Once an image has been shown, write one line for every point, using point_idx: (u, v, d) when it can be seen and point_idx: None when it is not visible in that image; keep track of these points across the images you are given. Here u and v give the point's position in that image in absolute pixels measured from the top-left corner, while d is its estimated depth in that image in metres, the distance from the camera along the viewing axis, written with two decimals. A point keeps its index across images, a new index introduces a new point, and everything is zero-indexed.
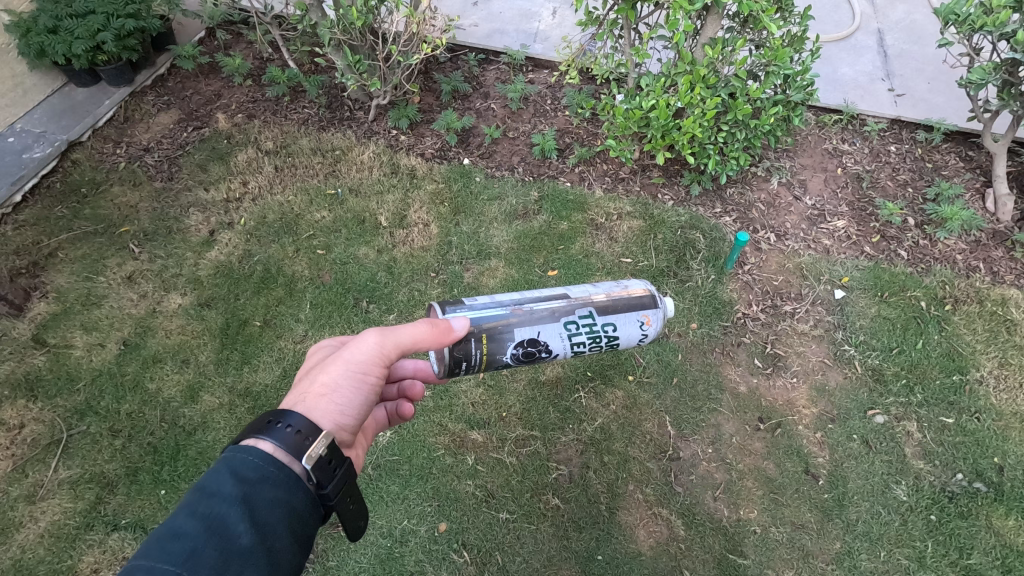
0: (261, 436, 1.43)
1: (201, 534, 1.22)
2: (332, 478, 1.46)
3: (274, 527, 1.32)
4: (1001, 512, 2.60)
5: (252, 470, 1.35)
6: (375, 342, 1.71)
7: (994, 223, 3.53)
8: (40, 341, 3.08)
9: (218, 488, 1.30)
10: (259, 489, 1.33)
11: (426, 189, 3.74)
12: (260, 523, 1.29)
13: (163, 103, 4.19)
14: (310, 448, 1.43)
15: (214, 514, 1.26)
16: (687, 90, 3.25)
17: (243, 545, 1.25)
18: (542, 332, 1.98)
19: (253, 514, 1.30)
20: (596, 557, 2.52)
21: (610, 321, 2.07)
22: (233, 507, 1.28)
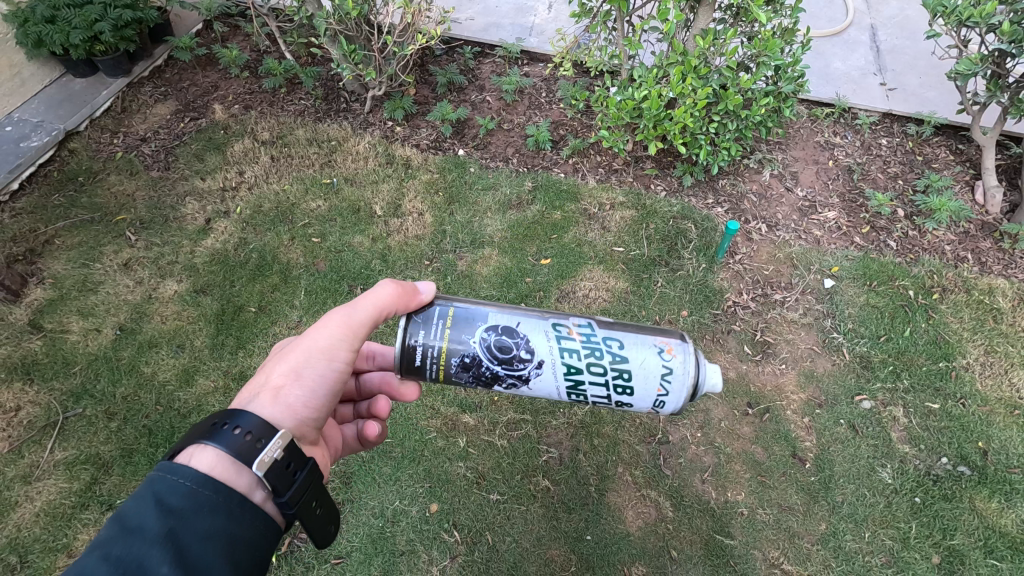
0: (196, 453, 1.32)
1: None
2: (290, 485, 1.38)
3: (209, 561, 1.18)
4: (984, 494, 2.64)
5: (180, 498, 1.23)
6: (346, 322, 1.68)
7: (982, 214, 3.57)
8: (36, 326, 3.10)
9: (139, 523, 1.16)
10: (190, 518, 1.21)
11: (421, 178, 3.77)
12: (190, 555, 1.16)
13: (160, 93, 4.22)
14: (264, 453, 1.36)
15: (130, 554, 1.11)
16: (678, 80, 3.28)
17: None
18: (521, 324, 1.69)
19: (181, 549, 1.16)
20: (585, 537, 2.55)
21: (615, 337, 1.69)
22: (154, 545, 1.14)
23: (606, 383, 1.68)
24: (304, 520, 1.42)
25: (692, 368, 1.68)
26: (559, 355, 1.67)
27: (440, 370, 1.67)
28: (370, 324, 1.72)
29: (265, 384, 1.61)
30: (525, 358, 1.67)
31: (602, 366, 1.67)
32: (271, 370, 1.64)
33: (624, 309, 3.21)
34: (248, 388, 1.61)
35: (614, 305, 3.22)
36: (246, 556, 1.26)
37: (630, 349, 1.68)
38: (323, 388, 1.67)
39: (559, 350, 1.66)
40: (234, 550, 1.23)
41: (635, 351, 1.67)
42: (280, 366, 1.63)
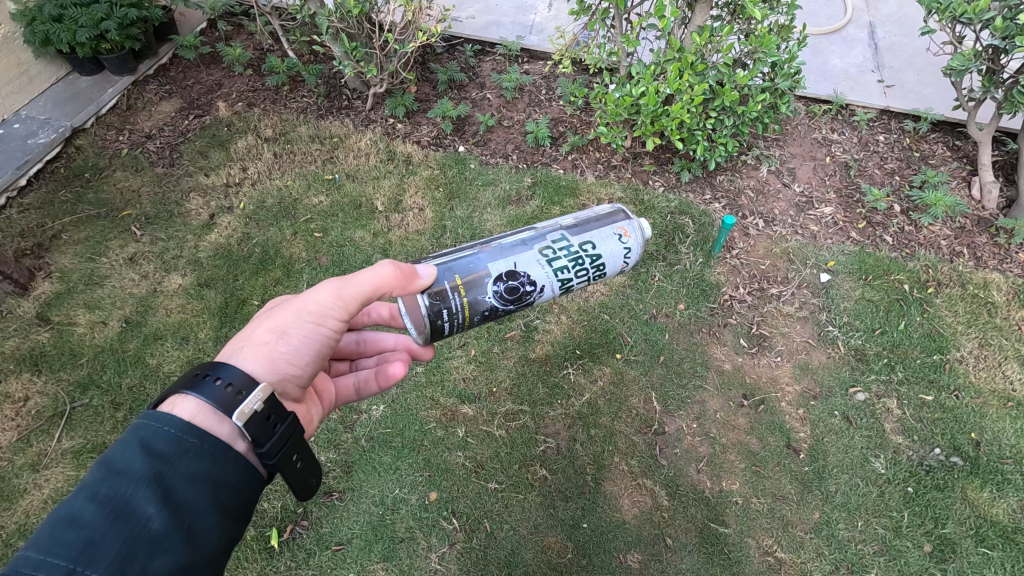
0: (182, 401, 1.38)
1: (102, 520, 1.16)
2: (270, 436, 1.45)
3: (193, 504, 1.28)
4: (976, 484, 2.67)
5: (165, 444, 1.30)
6: (336, 292, 1.66)
7: (978, 209, 3.60)
8: (44, 318, 3.16)
9: (126, 465, 1.25)
10: (176, 462, 1.29)
11: (421, 174, 3.82)
12: (174, 498, 1.26)
13: (165, 91, 4.28)
14: (244, 404, 1.41)
15: (118, 496, 1.20)
16: (675, 77, 3.32)
17: (151, 528, 1.20)
18: (519, 263, 1.86)
19: (165, 492, 1.25)
20: (582, 525, 2.60)
21: (588, 240, 1.99)
22: (140, 486, 1.23)
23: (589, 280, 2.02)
24: (284, 468, 1.51)
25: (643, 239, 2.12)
26: (558, 274, 1.92)
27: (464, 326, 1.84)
28: (363, 299, 1.69)
29: (253, 339, 1.64)
30: (530, 286, 1.88)
31: (587, 267, 1.98)
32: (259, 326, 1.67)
33: (621, 303, 3.25)
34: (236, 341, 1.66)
35: (612, 299, 3.26)
36: (229, 499, 1.36)
37: (601, 247, 2.00)
38: (308, 348, 1.70)
39: (557, 270, 1.91)
40: (215, 493, 1.33)
41: (609, 246, 2.02)
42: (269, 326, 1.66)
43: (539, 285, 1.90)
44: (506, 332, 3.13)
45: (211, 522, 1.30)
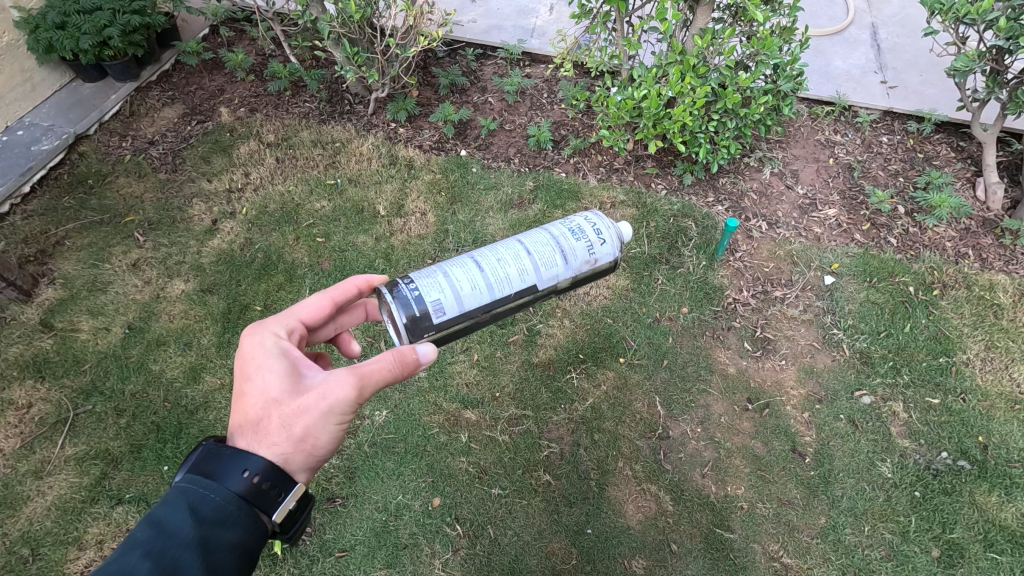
0: (220, 475, 1.37)
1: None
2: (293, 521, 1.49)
3: (227, 569, 1.30)
4: (984, 488, 2.65)
5: (210, 512, 1.32)
6: (354, 389, 1.49)
7: (983, 210, 3.57)
8: (47, 325, 3.17)
9: (176, 527, 1.27)
10: (219, 531, 1.31)
11: (423, 179, 3.82)
12: (214, 567, 1.28)
13: (168, 97, 4.29)
14: (280, 501, 1.42)
15: (168, 557, 1.23)
16: (677, 80, 3.31)
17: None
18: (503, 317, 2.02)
19: (208, 557, 1.27)
20: (586, 531, 2.58)
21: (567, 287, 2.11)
22: (187, 551, 1.25)
23: None
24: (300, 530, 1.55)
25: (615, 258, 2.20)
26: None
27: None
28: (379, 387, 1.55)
29: (273, 437, 1.47)
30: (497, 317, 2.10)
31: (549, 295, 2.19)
32: (276, 420, 1.48)
33: (624, 306, 3.24)
34: (253, 438, 1.47)
35: (615, 302, 3.25)
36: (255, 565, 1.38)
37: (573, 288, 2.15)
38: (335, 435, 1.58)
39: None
40: (246, 565, 1.35)
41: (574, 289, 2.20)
42: (291, 424, 1.48)
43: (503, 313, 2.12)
44: (509, 337, 3.12)
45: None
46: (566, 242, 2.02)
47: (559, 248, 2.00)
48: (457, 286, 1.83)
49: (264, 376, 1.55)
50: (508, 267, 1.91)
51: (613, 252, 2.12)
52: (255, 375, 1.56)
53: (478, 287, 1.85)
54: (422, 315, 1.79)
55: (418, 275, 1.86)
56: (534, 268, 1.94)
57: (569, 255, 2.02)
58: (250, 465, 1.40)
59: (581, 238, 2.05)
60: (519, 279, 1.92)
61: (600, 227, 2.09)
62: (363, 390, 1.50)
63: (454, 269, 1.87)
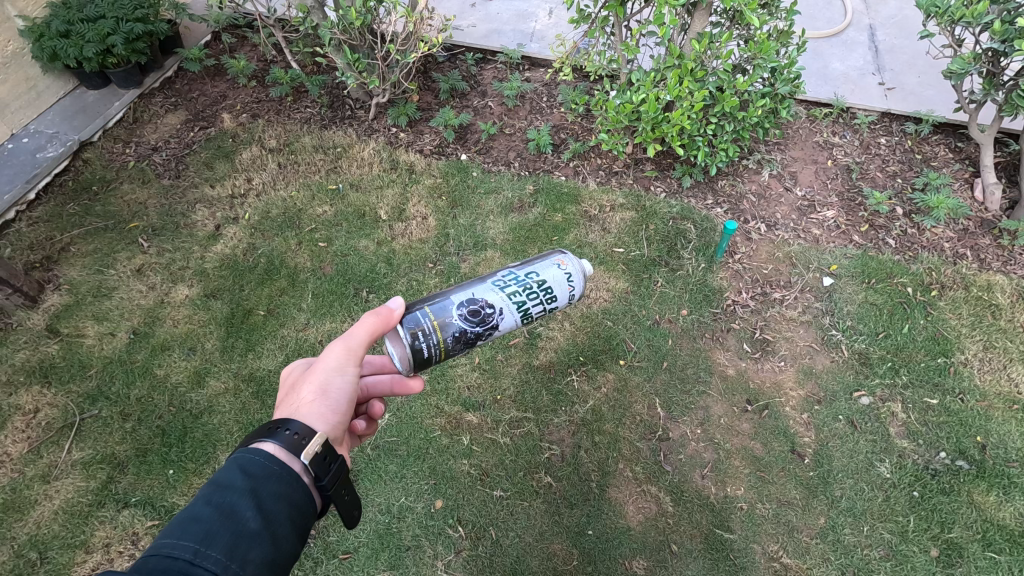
0: (262, 437, 1.42)
1: (216, 518, 1.21)
2: (328, 472, 1.45)
3: (279, 516, 1.30)
4: (982, 488, 2.67)
5: (259, 466, 1.35)
6: (342, 343, 1.69)
7: (981, 211, 3.59)
8: (53, 331, 3.20)
9: (229, 480, 1.30)
10: (267, 482, 1.33)
11: (424, 183, 3.85)
12: (266, 511, 1.28)
13: (171, 104, 4.33)
14: (307, 446, 1.43)
15: (226, 502, 1.25)
16: (676, 83, 3.32)
17: (253, 528, 1.23)
18: (476, 292, 1.94)
19: (261, 504, 1.29)
20: (587, 532, 2.60)
21: (533, 269, 2.04)
22: (244, 497, 1.27)
23: (540, 299, 2.03)
24: (338, 501, 1.50)
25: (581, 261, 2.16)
26: (510, 304, 1.96)
27: (441, 353, 1.88)
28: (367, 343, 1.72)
29: (290, 404, 1.61)
30: (491, 312, 1.92)
31: (538, 293, 2.01)
32: (294, 393, 1.65)
33: (624, 309, 3.26)
34: (276, 411, 1.62)
35: (615, 304, 3.28)
36: (304, 523, 1.36)
37: (545, 272, 2.04)
38: (345, 401, 1.68)
39: (512, 298, 1.96)
40: (297, 518, 1.34)
41: (553, 279, 2.05)
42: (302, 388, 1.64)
43: (498, 310, 1.93)
44: (509, 340, 3.16)
45: (295, 540, 1.31)
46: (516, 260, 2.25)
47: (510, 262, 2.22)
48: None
49: (289, 374, 1.79)
50: None
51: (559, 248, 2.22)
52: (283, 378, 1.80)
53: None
54: None
55: None
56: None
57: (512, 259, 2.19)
58: (287, 424, 1.46)
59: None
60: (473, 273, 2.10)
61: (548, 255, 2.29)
62: (354, 343, 1.70)
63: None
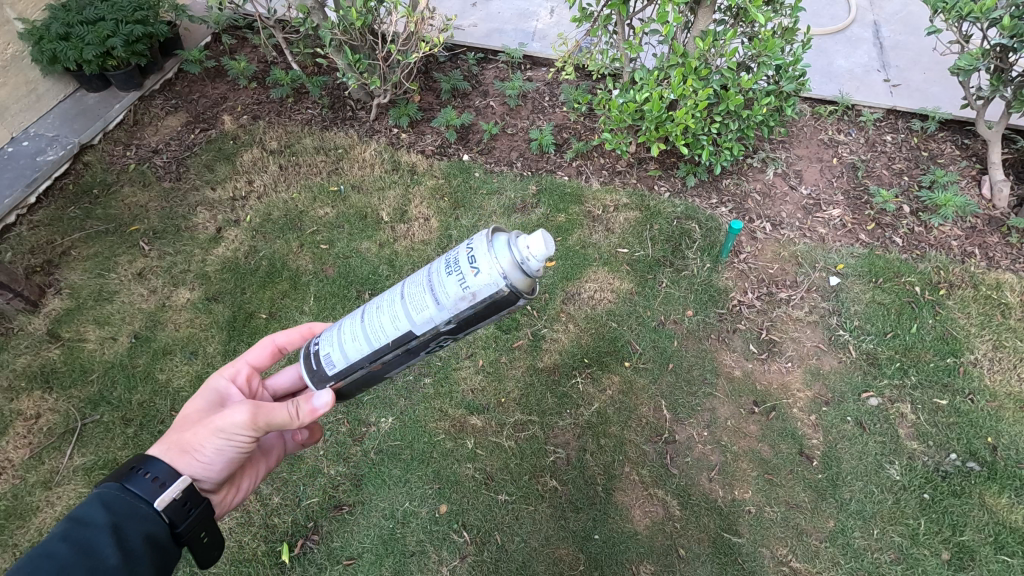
0: (120, 476, 1.49)
1: (73, 555, 1.27)
2: (186, 518, 1.54)
3: (139, 554, 1.38)
4: (994, 490, 2.63)
5: (121, 504, 1.43)
6: (244, 420, 1.64)
7: (989, 209, 3.55)
8: (54, 335, 3.18)
9: (90, 517, 1.37)
10: (130, 521, 1.42)
11: (426, 184, 3.83)
12: (127, 549, 1.37)
13: (171, 106, 4.31)
14: (166, 492, 1.50)
15: (84, 540, 1.31)
16: (679, 82, 3.29)
17: (109, 565, 1.30)
18: (409, 363, 1.79)
19: (121, 541, 1.37)
20: (593, 536, 2.58)
21: (468, 330, 1.68)
22: (105, 533, 1.35)
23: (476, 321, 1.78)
24: (192, 544, 1.59)
25: (525, 286, 1.55)
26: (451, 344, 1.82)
27: None
28: (265, 426, 1.67)
29: (172, 442, 1.66)
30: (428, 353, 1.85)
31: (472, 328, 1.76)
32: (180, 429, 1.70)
33: (629, 310, 3.23)
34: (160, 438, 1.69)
35: (619, 305, 3.25)
36: (161, 564, 1.45)
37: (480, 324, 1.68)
38: (223, 458, 1.71)
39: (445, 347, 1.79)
40: (156, 556, 1.43)
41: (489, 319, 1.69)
42: (189, 430, 1.68)
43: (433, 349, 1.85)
44: (513, 342, 3.13)
45: None
46: (438, 282, 1.57)
47: (431, 292, 1.59)
48: (342, 341, 1.77)
49: None
50: (381, 316, 1.69)
51: (511, 272, 1.52)
52: None
53: (356, 340, 1.73)
54: (319, 366, 1.82)
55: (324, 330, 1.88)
56: (406, 319, 1.63)
57: (437, 293, 1.58)
58: (151, 468, 1.54)
59: (453, 268, 1.56)
60: (391, 328, 1.67)
61: (477, 264, 1.52)
62: (254, 420, 1.65)
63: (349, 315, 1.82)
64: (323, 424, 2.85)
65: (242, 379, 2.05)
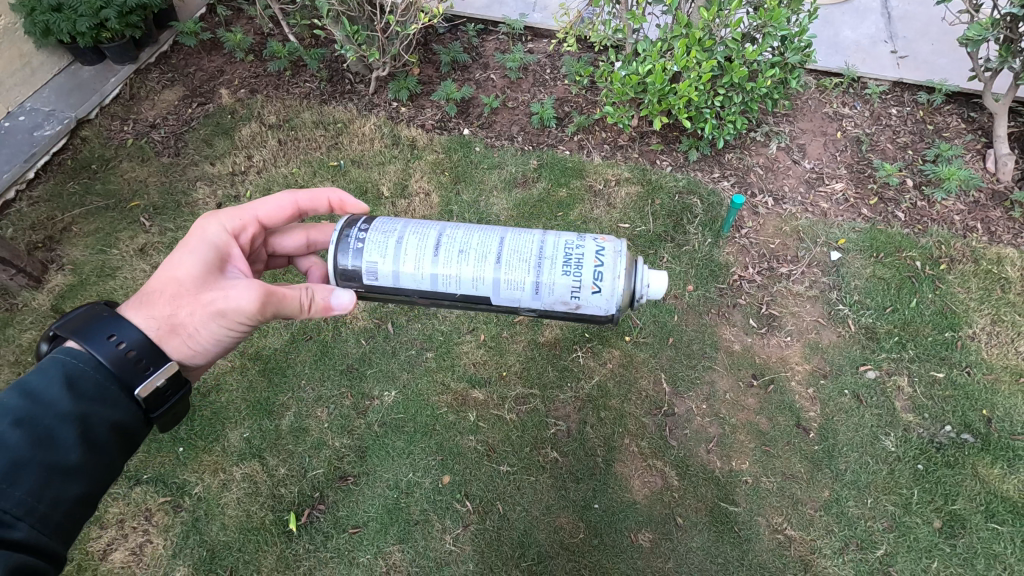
0: (91, 347, 1.53)
1: (28, 446, 1.34)
2: (161, 406, 1.63)
3: (102, 442, 1.49)
4: (987, 461, 2.68)
5: (85, 386, 1.48)
6: (251, 307, 1.71)
7: (992, 183, 3.53)
8: (59, 310, 3.20)
9: (50, 400, 1.42)
10: (95, 408, 1.48)
11: (426, 159, 3.80)
12: (91, 438, 1.46)
13: (167, 80, 4.25)
14: (144, 380, 1.57)
15: (43, 427, 1.39)
16: (683, 53, 3.26)
17: (70, 459, 1.41)
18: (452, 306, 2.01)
19: (84, 430, 1.45)
20: (593, 505, 2.64)
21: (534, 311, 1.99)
22: (65, 423, 1.42)
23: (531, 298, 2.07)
24: (167, 421, 1.71)
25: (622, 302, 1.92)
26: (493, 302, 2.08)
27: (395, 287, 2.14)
28: (270, 314, 1.76)
29: (166, 313, 1.70)
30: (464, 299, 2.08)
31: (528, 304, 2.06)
32: (183, 299, 1.72)
33: None
34: (146, 303, 1.71)
35: None
36: (126, 443, 1.57)
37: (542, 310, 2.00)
38: (216, 339, 1.80)
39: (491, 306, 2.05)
40: (122, 439, 1.55)
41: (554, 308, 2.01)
42: (183, 305, 1.72)
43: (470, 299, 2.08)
44: (514, 317, 3.15)
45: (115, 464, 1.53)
46: (549, 271, 1.85)
47: (535, 275, 1.85)
48: (401, 260, 1.88)
49: (195, 258, 1.79)
50: (464, 263, 1.87)
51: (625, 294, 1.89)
52: (191, 254, 1.80)
53: (422, 272, 1.87)
54: (357, 271, 1.90)
55: (376, 227, 1.92)
56: (493, 288, 1.87)
57: (543, 283, 1.85)
58: (119, 332, 1.58)
59: (572, 269, 1.84)
60: (472, 283, 1.87)
61: (600, 276, 1.84)
62: (263, 307, 1.72)
63: (414, 232, 1.92)
64: (328, 397, 2.90)
65: (244, 235, 2.00)
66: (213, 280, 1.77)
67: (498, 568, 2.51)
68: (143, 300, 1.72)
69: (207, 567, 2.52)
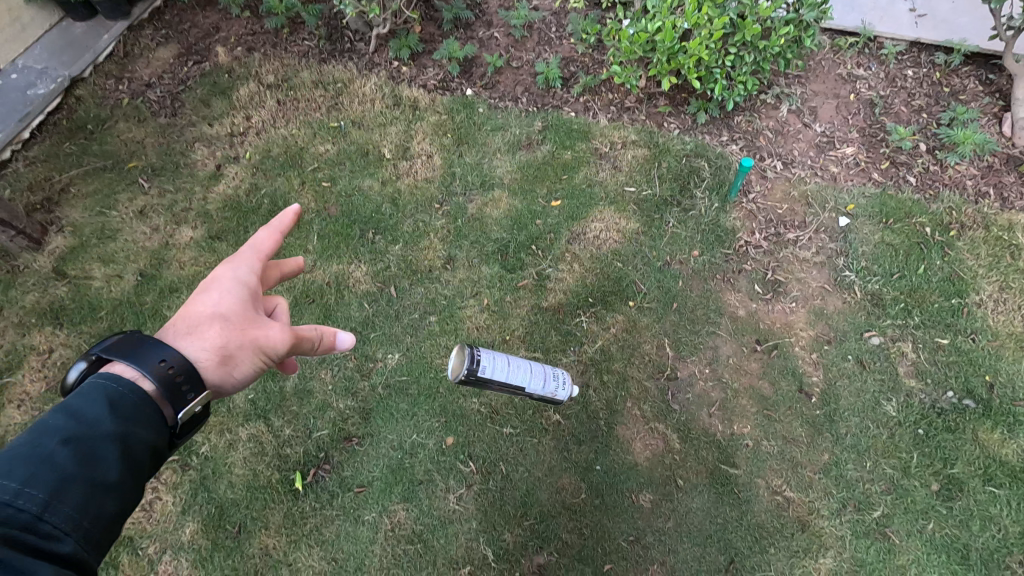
0: (135, 366, 1.50)
1: (74, 462, 1.25)
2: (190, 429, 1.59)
3: (140, 465, 1.39)
4: (987, 426, 2.69)
5: (128, 402, 1.43)
6: (282, 345, 1.72)
7: (1008, 147, 3.45)
8: (61, 272, 3.18)
9: (95, 420, 1.35)
10: (136, 429, 1.40)
11: (429, 120, 3.72)
12: (132, 459, 1.37)
13: (162, 37, 4.13)
14: (185, 402, 1.54)
15: (88, 446, 1.30)
16: (694, 10, 3.15)
17: (111, 479, 1.29)
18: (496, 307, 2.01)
19: (125, 451, 1.36)
20: (595, 467, 2.67)
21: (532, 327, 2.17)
22: (109, 441, 1.33)
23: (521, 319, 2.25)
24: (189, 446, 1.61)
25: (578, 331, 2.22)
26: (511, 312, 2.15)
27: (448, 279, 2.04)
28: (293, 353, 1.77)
29: (205, 345, 1.64)
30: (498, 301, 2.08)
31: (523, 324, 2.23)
32: (229, 328, 1.67)
33: (635, 250, 3.21)
34: (185, 333, 1.66)
35: (625, 246, 3.23)
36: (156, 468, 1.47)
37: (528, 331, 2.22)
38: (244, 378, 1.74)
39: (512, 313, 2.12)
40: (155, 464, 1.45)
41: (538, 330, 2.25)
42: (221, 340, 1.66)
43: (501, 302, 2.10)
44: (518, 281, 3.13)
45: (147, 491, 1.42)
46: None
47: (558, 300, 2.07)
48: None
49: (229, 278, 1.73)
50: None
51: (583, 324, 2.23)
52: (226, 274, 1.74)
53: None
54: None
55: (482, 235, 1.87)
56: None
57: None
58: (165, 354, 1.54)
59: None
60: None
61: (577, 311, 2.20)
62: (292, 347, 1.75)
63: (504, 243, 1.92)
64: (332, 360, 2.91)
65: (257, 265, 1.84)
66: (240, 315, 1.71)
67: (501, 527, 2.56)
68: (182, 328, 1.66)
69: (216, 523, 2.57)
